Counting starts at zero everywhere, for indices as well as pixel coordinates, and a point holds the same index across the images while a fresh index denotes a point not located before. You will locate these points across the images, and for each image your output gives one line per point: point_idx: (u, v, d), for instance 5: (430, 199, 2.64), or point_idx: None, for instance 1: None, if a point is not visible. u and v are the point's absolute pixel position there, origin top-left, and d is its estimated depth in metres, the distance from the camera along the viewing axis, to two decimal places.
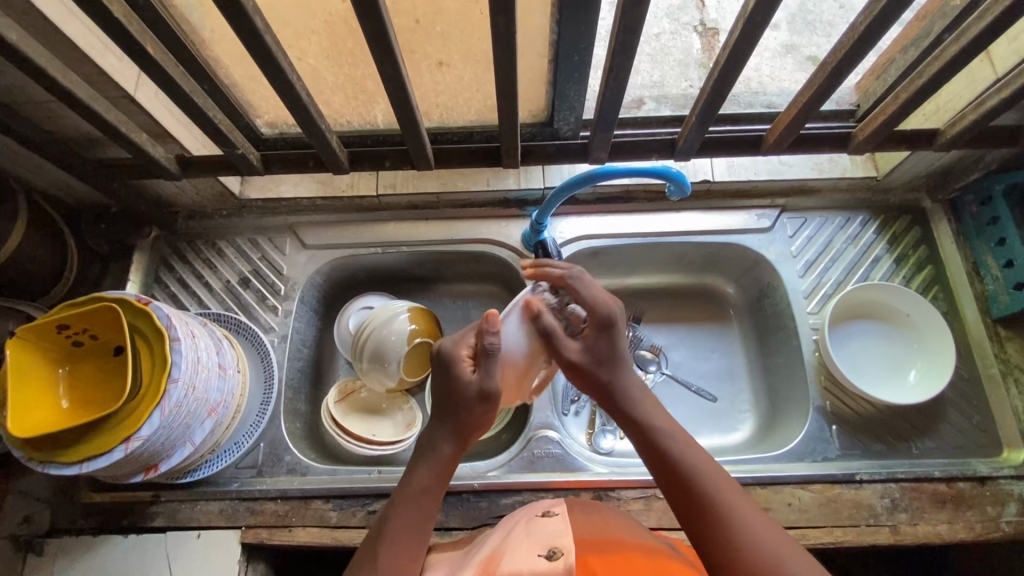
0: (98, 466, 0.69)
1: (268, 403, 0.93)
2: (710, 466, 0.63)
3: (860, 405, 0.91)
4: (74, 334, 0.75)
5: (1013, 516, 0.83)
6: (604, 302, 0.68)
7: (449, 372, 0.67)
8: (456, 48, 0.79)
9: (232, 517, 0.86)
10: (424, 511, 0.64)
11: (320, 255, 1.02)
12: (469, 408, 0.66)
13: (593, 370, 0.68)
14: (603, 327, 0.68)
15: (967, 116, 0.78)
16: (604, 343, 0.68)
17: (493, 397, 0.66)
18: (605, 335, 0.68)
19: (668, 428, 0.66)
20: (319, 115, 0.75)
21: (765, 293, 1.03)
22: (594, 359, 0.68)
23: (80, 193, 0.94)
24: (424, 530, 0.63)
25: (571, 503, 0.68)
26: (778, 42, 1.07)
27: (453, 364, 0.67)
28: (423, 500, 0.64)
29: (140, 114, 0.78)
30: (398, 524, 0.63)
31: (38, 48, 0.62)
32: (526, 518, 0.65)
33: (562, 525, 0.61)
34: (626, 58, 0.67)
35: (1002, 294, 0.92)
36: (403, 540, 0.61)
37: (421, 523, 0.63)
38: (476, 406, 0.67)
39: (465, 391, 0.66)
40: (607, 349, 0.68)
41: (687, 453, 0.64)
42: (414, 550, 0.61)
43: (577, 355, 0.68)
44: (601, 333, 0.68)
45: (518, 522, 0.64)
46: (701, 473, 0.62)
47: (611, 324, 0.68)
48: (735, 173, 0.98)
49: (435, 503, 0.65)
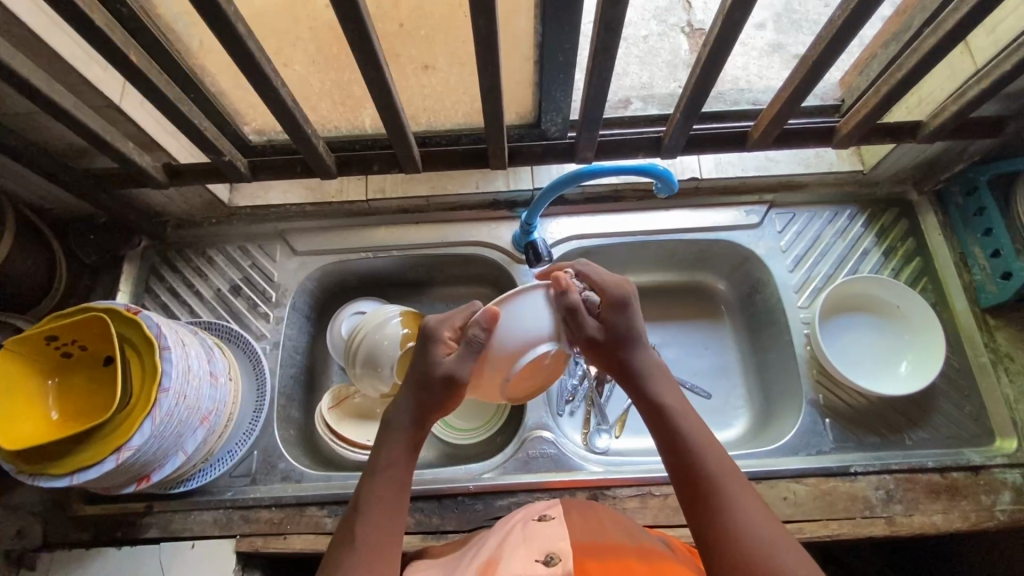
0: (88, 478, 0.69)
1: (261, 411, 0.92)
2: (715, 450, 0.63)
3: (853, 397, 0.91)
4: (63, 345, 0.74)
5: (1008, 505, 0.83)
6: (619, 282, 0.70)
7: (427, 353, 0.69)
8: (442, 52, 0.79)
9: (227, 526, 0.85)
10: (393, 479, 0.64)
11: (311, 262, 1.02)
12: (436, 389, 0.67)
13: (612, 348, 0.69)
14: (617, 307, 0.69)
15: (948, 108, 0.78)
16: (623, 323, 0.69)
17: (459, 384, 0.67)
18: (622, 313, 0.69)
19: (681, 410, 0.66)
20: (306, 121, 0.75)
21: (755, 290, 1.03)
22: (613, 337, 0.69)
23: (67, 203, 0.93)
24: (398, 502, 0.63)
25: (568, 506, 0.68)
26: (764, 42, 1.09)
27: (431, 343, 0.69)
28: (396, 469, 0.64)
29: (125, 122, 0.77)
30: (374, 495, 0.62)
31: (20, 58, 0.62)
32: (521, 523, 0.65)
33: (558, 531, 0.61)
34: (608, 58, 0.67)
35: (989, 283, 0.92)
36: (380, 508, 0.62)
37: (395, 496, 0.63)
38: (441, 390, 0.67)
39: (433, 371, 0.68)
40: (625, 327, 0.69)
41: (694, 437, 0.64)
42: (391, 513, 0.62)
43: (598, 333, 0.69)
44: (615, 312, 0.69)
45: (514, 527, 0.64)
46: (705, 458, 0.62)
47: (625, 304, 0.69)
48: (723, 170, 0.99)
49: (405, 474, 0.65)
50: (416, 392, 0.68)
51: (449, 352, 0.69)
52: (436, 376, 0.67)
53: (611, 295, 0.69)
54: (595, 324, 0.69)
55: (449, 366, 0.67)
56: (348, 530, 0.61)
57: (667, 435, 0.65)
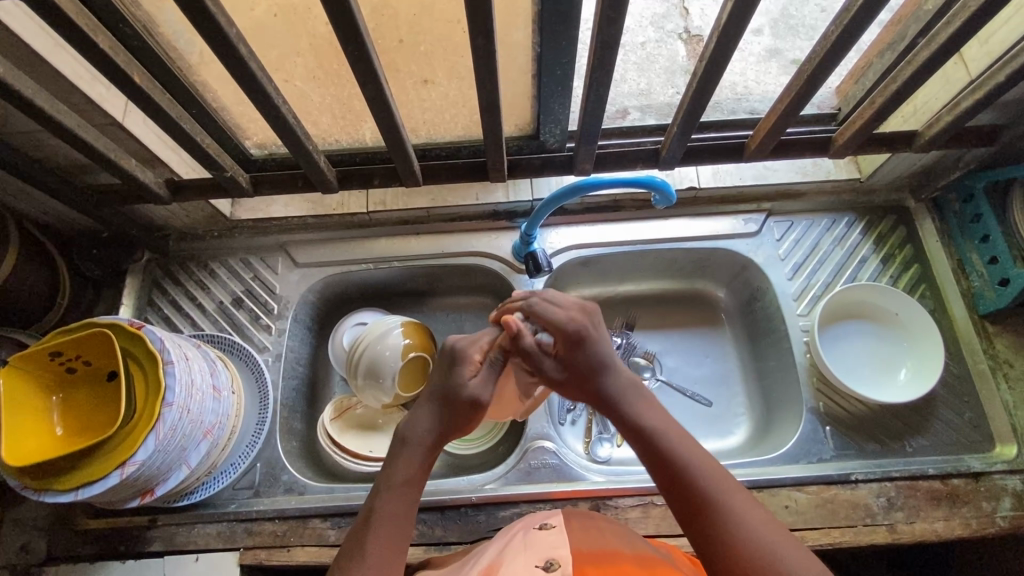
0: (93, 493, 0.69)
1: (264, 424, 0.92)
2: (705, 464, 0.63)
3: (852, 405, 0.92)
4: (67, 361, 0.75)
5: (1009, 511, 0.83)
6: (572, 320, 0.71)
7: (455, 371, 0.69)
8: (441, 66, 0.80)
9: (231, 539, 0.86)
10: (402, 505, 0.63)
11: (313, 274, 1.02)
12: (461, 408, 0.68)
13: (578, 383, 0.70)
14: (574, 344, 0.70)
15: (943, 118, 0.79)
16: (582, 358, 0.70)
17: (482, 406, 0.69)
18: (580, 348, 0.70)
19: (660, 427, 0.66)
20: (307, 137, 0.76)
21: (755, 297, 1.04)
22: (577, 373, 0.70)
23: (71, 219, 0.94)
24: (409, 519, 0.63)
25: (569, 515, 0.68)
26: (761, 47, 1.09)
27: (459, 362, 0.70)
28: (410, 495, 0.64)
29: (129, 140, 0.78)
30: (387, 512, 0.62)
31: (25, 80, 0.63)
32: (522, 531, 0.66)
33: (559, 538, 0.61)
34: (606, 71, 0.68)
35: (987, 290, 0.93)
36: (389, 530, 0.61)
37: (406, 514, 0.63)
38: (466, 410, 0.68)
39: (459, 391, 0.68)
40: (585, 363, 0.70)
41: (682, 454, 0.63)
42: (398, 537, 0.61)
43: (558, 373, 0.71)
44: (572, 349, 0.70)
45: (515, 535, 0.65)
46: (696, 475, 0.62)
47: (581, 338, 0.70)
48: (720, 180, 1.00)
49: (416, 491, 0.65)
50: (438, 408, 0.68)
51: (474, 374, 0.70)
52: (462, 394, 0.68)
53: (565, 333, 0.70)
54: (553, 364, 0.71)
55: (474, 387, 0.69)
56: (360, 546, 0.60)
57: (652, 451, 0.64)
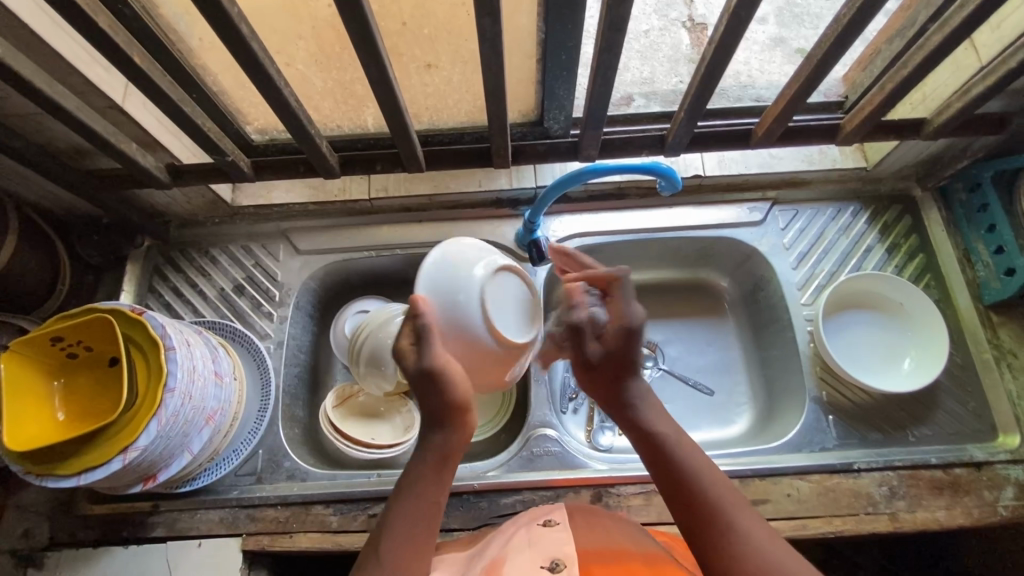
0: (96, 478, 0.69)
1: (266, 410, 0.92)
2: (707, 468, 0.62)
3: (856, 394, 0.92)
4: (68, 346, 0.74)
5: (1010, 500, 0.83)
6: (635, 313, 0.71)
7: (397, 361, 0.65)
8: (444, 50, 0.79)
9: (233, 525, 0.86)
10: (426, 499, 0.61)
11: (314, 261, 1.02)
12: (427, 388, 0.64)
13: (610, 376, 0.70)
14: (624, 335, 0.70)
15: (954, 105, 0.78)
16: (627, 350, 0.70)
17: (436, 373, 0.63)
18: (628, 341, 0.70)
19: (669, 431, 0.66)
20: (309, 121, 0.75)
21: (759, 286, 1.03)
22: (615, 364, 0.70)
23: (70, 204, 0.93)
24: (433, 509, 0.61)
25: (572, 513, 0.68)
26: (766, 36, 1.08)
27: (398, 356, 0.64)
28: (429, 492, 0.62)
29: (129, 124, 0.77)
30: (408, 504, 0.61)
31: (23, 61, 0.62)
32: (525, 526, 0.66)
33: (563, 536, 0.61)
34: (613, 55, 0.67)
35: (993, 280, 0.92)
36: (410, 519, 0.60)
37: (431, 503, 0.62)
38: (426, 386, 0.64)
39: (410, 373, 0.64)
40: (626, 354, 0.70)
41: (687, 457, 0.63)
42: (426, 526, 0.60)
43: (598, 355, 0.72)
44: (623, 339, 0.70)
45: (518, 533, 0.64)
46: (696, 473, 0.61)
47: (633, 333, 0.70)
48: (725, 168, 0.99)
49: (441, 481, 0.63)
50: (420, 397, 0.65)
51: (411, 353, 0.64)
52: (416, 372, 0.63)
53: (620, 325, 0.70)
54: (598, 345, 0.72)
55: (415, 363, 0.63)
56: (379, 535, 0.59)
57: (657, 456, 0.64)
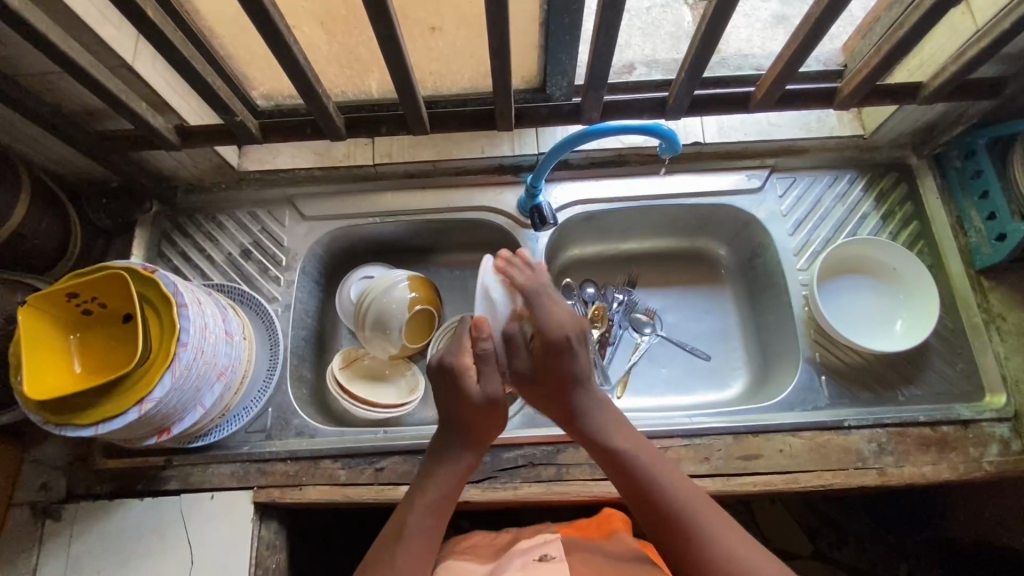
0: (113, 428, 0.71)
1: (274, 370, 0.95)
2: (674, 481, 0.70)
3: (849, 356, 0.94)
4: (82, 302, 0.76)
5: (995, 457, 0.86)
6: (558, 326, 0.74)
7: (453, 382, 0.75)
8: (449, 14, 0.80)
9: (244, 479, 0.88)
10: (437, 523, 0.72)
11: (319, 226, 1.03)
12: (474, 415, 0.74)
13: (556, 393, 0.75)
14: (554, 350, 0.73)
15: (949, 68, 0.80)
16: (565, 365, 0.74)
17: (496, 400, 0.74)
18: (559, 356, 0.73)
19: (628, 448, 0.73)
20: (316, 80, 0.76)
21: (755, 254, 1.06)
22: (554, 378, 0.74)
23: (81, 167, 0.95)
24: (437, 533, 0.72)
25: (568, 547, 0.74)
26: (769, 13, 1.08)
27: (458, 374, 0.75)
28: (443, 506, 0.73)
29: (138, 83, 0.78)
30: (418, 528, 0.71)
31: (38, 15, 0.63)
32: (522, 558, 0.72)
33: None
34: (615, 13, 0.68)
35: (985, 245, 0.94)
36: (418, 541, 0.70)
37: (434, 530, 0.71)
38: (478, 408, 0.74)
39: (468, 397, 0.74)
40: (563, 369, 0.74)
41: (651, 471, 0.71)
42: (425, 550, 0.70)
43: (526, 367, 0.75)
44: (552, 355, 0.73)
45: (515, 564, 0.71)
46: (664, 491, 0.69)
47: (564, 349, 0.73)
48: (725, 136, 1.01)
49: (445, 512, 0.73)
50: (455, 428, 0.75)
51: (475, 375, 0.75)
52: (472, 394, 0.74)
53: (548, 339, 0.73)
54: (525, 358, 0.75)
55: (480, 387, 0.74)
56: (388, 553, 0.69)
57: (623, 474, 0.72)
